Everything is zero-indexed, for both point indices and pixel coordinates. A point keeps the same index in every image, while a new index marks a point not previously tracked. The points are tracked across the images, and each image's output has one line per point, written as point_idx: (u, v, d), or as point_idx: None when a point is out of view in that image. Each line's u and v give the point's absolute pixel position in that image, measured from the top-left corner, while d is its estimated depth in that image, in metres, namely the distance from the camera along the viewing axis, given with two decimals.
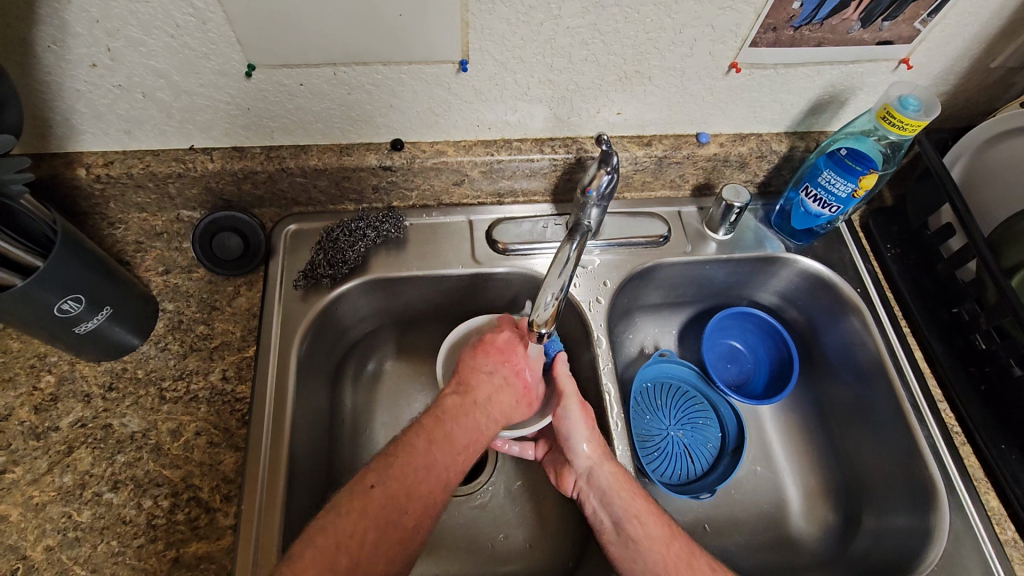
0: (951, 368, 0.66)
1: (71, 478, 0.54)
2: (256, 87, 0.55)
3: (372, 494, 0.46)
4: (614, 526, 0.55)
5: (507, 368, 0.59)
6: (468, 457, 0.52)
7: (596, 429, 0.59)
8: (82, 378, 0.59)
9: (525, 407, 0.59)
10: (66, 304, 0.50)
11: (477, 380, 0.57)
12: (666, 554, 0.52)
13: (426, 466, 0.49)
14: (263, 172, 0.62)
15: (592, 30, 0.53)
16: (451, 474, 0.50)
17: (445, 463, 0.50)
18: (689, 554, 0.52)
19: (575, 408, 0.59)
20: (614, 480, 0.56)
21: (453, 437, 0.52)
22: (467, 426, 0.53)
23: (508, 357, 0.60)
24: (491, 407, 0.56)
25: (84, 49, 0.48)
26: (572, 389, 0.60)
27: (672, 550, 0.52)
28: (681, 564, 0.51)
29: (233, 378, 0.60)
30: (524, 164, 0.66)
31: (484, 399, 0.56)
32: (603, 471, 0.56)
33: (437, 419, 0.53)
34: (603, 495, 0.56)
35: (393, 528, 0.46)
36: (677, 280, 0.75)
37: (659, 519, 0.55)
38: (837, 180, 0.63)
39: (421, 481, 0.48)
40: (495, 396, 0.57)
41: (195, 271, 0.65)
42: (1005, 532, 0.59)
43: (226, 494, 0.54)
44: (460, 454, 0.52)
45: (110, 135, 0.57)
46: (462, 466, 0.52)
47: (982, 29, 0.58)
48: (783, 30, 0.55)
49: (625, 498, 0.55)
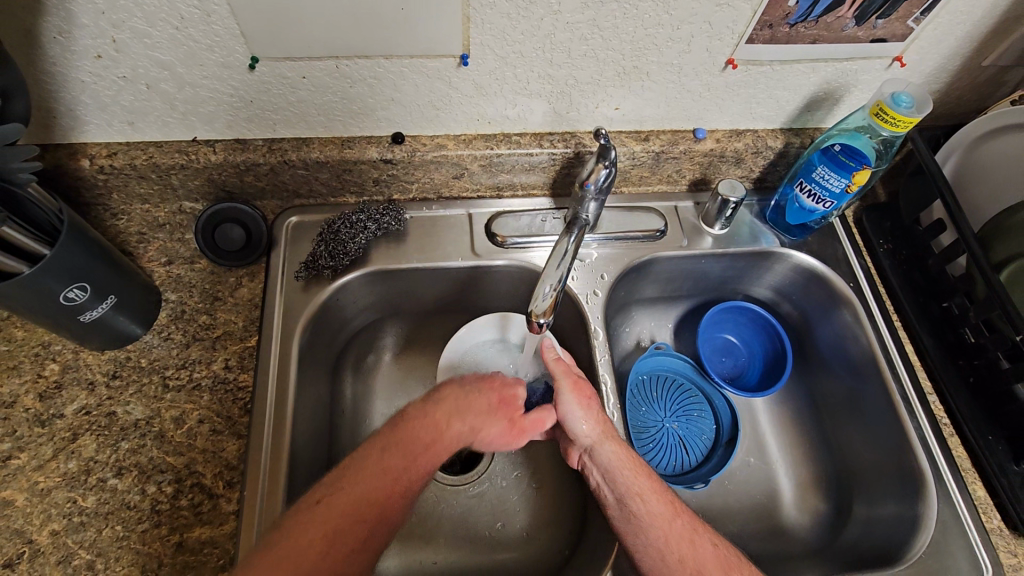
0: (940, 360, 0.67)
1: (75, 464, 0.55)
2: (259, 80, 0.55)
3: (318, 509, 0.47)
4: (617, 501, 0.56)
5: (482, 381, 0.58)
6: (429, 462, 0.52)
7: (593, 407, 0.59)
8: (86, 366, 0.59)
9: (499, 422, 0.56)
10: (71, 292, 0.51)
11: (449, 389, 0.56)
12: (667, 531, 0.53)
13: (382, 471, 0.49)
14: (266, 164, 0.62)
15: (591, 25, 0.54)
16: (407, 476, 0.50)
17: (401, 465, 0.50)
18: (691, 531, 0.53)
19: (568, 390, 0.60)
20: (616, 458, 0.57)
21: (412, 436, 0.52)
22: (427, 434, 0.53)
23: (488, 375, 0.59)
24: (456, 414, 0.55)
25: (90, 40, 0.49)
26: (564, 373, 0.61)
27: (674, 528, 0.53)
28: (682, 540, 0.52)
29: (235, 367, 0.61)
30: (524, 157, 0.66)
31: (449, 407, 0.55)
32: (604, 449, 0.57)
33: (398, 424, 0.53)
34: (606, 472, 0.57)
35: (345, 532, 0.46)
36: (673, 274, 0.76)
37: (662, 496, 0.55)
38: (831, 176, 0.64)
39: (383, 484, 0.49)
40: (460, 406, 0.55)
41: (197, 261, 0.66)
42: (991, 521, 0.60)
43: (229, 481, 0.55)
44: (421, 459, 0.51)
45: (114, 126, 0.58)
46: (424, 465, 0.51)
47: (974, 28, 0.59)
48: (779, 27, 0.56)
49: (628, 475, 0.56)
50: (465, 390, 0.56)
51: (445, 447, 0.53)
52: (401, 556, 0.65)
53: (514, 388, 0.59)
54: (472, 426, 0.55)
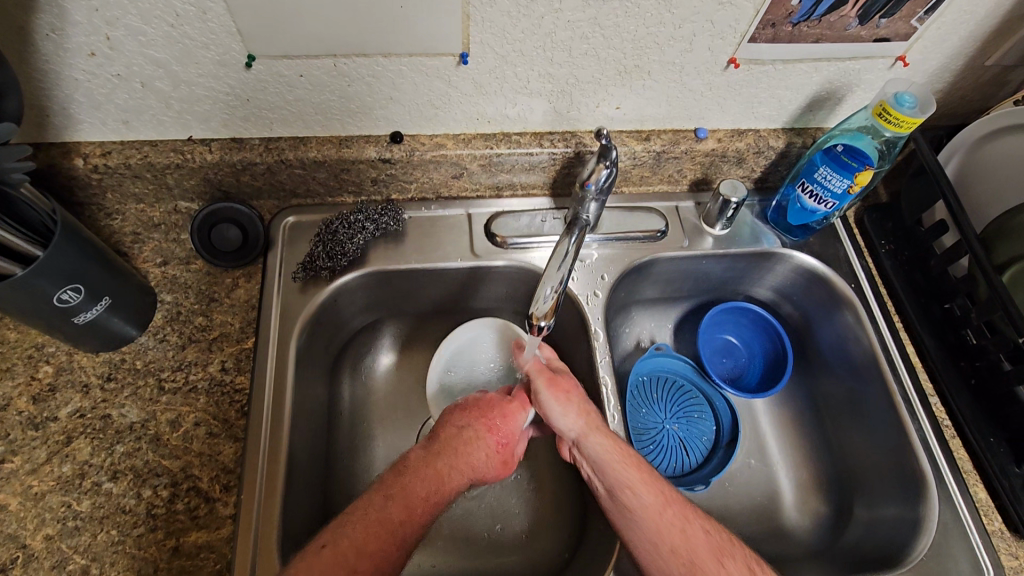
0: (942, 362, 0.67)
1: (70, 468, 0.54)
2: (256, 78, 0.54)
3: (322, 554, 0.47)
4: (608, 493, 0.56)
5: (477, 420, 0.58)
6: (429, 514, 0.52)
7: (573, 401, 0.59)
8: (80, 368, 0.59)
9: (487, 453, 0.57)
10: (66, 294, 0.50)
11: (444, 433, 0.56)
12: (659, 522, 0.53)
13: (380, 523, 0.49)
14: (263, 163, 0.62)
15: (593, 24, 0.53)
16: (405, 528, 0.50)
17: (400, 516, 0.50)
18: (682, 520, 0.53)
19: (547, 389, 0.60)
20: (603, 450, 0.56)
21: (410, 488, 0.52)
22: (425, 488, 0.52)
23: (485, 409, 0.59)
24: (453, 459, 0.55)
25: (83, 38, 0.48)
26: (539, 372, 0.61)
27: (665, 518, 0.53)
28: (675, 530, 0.52)
29: (232, 369, 0.60)
30: (524, 157, 0.66)
31: (447, 454, 0.55)
32: (591, 441, 0.56)
33: (397, 473, 0.53)
34: (595, 465, 0.56)
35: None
36: (674, 275, 0.76)
37: (652, 486, 0.55)
38: (833, 176, 0.63)
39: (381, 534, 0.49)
40: (459, 449, 0.55)
41: (193, 262, 0.65)
42: (992, 523, 0.60)
43: (226, 484, 0.55)
44: (422, 509, 0.51)
45: (109, 125, 0.57)
46: (422, 520, 0.51)
47: (977, 27, 0.58)
48: (782, 26, 0.55)
49: (617, 467, 0.55)
50: (457, 432, 0.57)
51: (447, 493, 0.53)
52: None
53: (509, 419, 0.60)
54: (467, 469, 0.55)
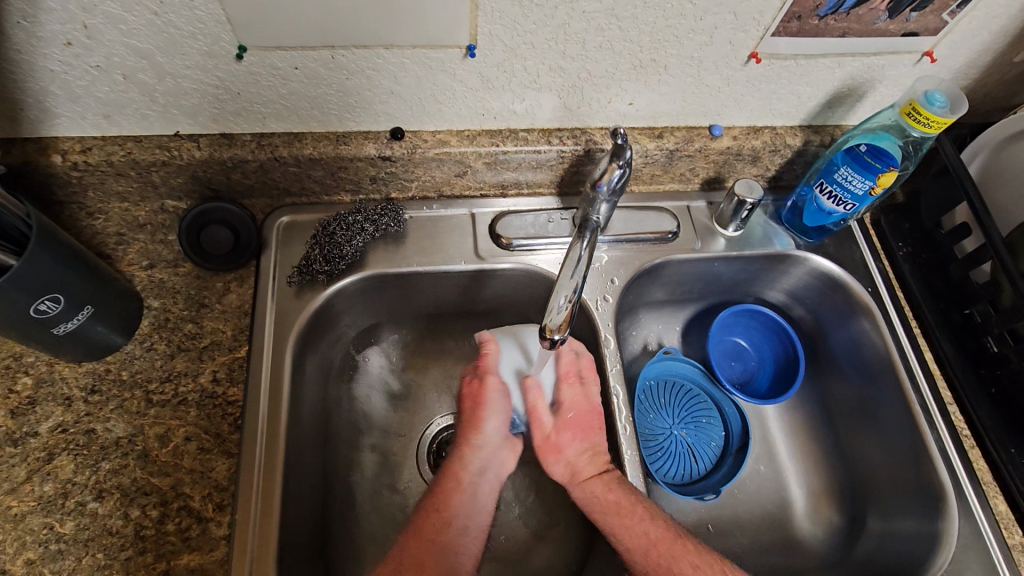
0: (961, 368, 0.65)
1: (52, 487, 0.51)
2: (247, 70, 0.51)
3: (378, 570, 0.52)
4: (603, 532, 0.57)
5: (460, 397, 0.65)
6: (453, 510, 0.56)
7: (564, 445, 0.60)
8: (62, 380, 0.55)
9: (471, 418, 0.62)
10: (43, 304, 0.46)
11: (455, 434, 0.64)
12: (645, 562, 0.53)
13: (416, 537, 0.54)
14: (254, 161, 0.58)
15: (609, 15, 0.50)
16: (422, 526, 0.55)
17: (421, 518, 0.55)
18: (669, 559, 0.53)
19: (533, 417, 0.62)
20: (586, 499, 0.57)
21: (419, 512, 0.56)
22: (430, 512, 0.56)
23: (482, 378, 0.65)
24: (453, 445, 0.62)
25: (59, 26, 0.44)
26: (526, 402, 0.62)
27: (650, 558, 0.53)
28: (660, 569, 0.53)
29: (224, 380, 0.57)
30: (531, 155, 0.62)
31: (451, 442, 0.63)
32: (574, 491, 0.58)
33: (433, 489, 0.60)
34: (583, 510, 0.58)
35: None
36: (684, 277, 0.73)
37: (639, 527, 0.54)
38: (855, 177, 0.61)
39: (410, 541, 0.54)
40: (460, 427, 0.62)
41: (181, 265, 0.61)
42: (1013, 536, 0.58)
43: (219, 503, 0.52)
44: (444, 509, 0.56)
45: (88, 120, 0.53)
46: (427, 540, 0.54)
47: (1010, 22, 0.55)
48: (808, 19, 0.52)
49: (599, 516, 0.56)
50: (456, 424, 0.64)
51: (462, 480, 0.58)
52: None
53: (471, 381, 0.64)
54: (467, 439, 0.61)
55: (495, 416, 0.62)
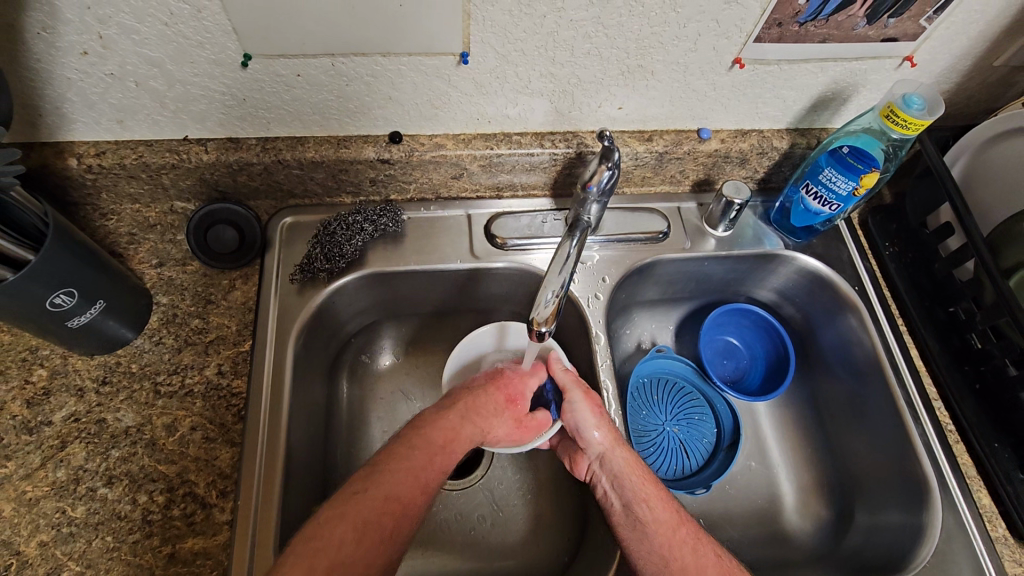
0: (946, 366, 0.66)
1: (65, 473, 0.53)
2: (252, 77, 0.53)
3: (355, 499, 0.46)
4: (623, 508, 0.55)
5: (490, 384, 0.58)
6: (416, 463, 0.49)
7: (606, 415, 0.58)
8: (75, 372, 0.58)
9: (503, 419, 0.56)
10: (58, 298, 0.49)
11: (460, 394, 0.56)
12: (672, 539, 0.52)
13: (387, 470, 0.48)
14: (260, 163, 0.61)
15: (596, 23, 0.52)
16: (428, 473, 0.49)
17: (422, 464, 0.49)
18: (695, 539, 0.53)
19: (580, 398, 0.58)
20: (626, 465, 0.56)
21: (387, 458, 0.49)
22: (395, 472, 0.48)
23: (497, 375, 0.59)
24: (470, 416, 0.55)
25: (76, 36, 0.47)
26: (576, 383, 0.59)
27: (679, 535, 0.53)
28: (686, 549, 0.52)
29: (229, 372, 0.59)
30: (523, 157, 0.65)
31: (463, 408, 0.55)
32: (615, 457, 0.56)
33: (415, 427, 0.52)
34: (615, 479, 0.56)
35: (373, 530, 0.45)
36: (676, 276, 0.75)
37: (669, 504, 0.55)
38: (838, 178, 0.63)
39: (406, 485, 0.48)
40: (470, 407, 0.55)
41: (189, 264, 0.64)
42: (996, 529, 0.60)
43: (223, 490, 0.54)
44: (411, 446, 0.50)
45: (102, 125, 0.56)
46: (393, 479, 0.47)
47: (988, 27, 0.57)
48: (788, 26, 0.54)
49: (635, 483, 0.55)
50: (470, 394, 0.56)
51: (433, 440, 0.51)
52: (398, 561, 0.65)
53: (523, 385, 0.59)
54: (482, 427, 0.55)
55: (505, 426, 0.56)
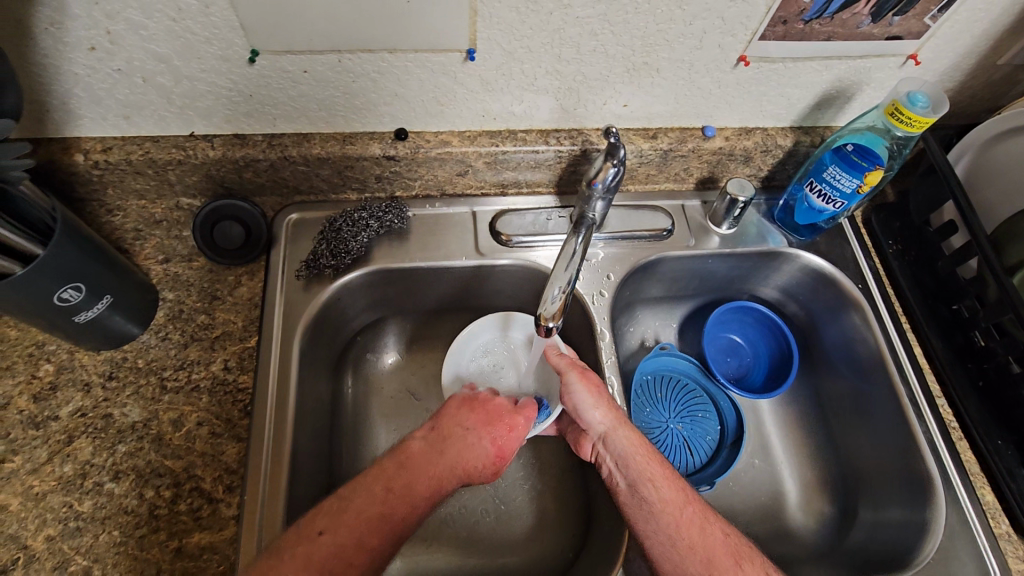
0: (950, 363, 0.66)
1: (71, 468, 0.53)
2: (259, 73, 0.54)
3: (319, 540, 0.45)
4: (629, 487, 0.55)
5: (485, 429, 0.54)
6: (394, 511, 0.48)
7: (604, 394, 0.58)
8: (82, 367, 0.58)
9: (487, 468, 0.53)
10: (66, 292, 0.49)
11: (452, 431, 0.53)
12: (678, 518, 0.52)
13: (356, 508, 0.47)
14: (266, 160, 0.61)
15: (602, 21, 0.52)
16: (405, 525, 0.48)
17: (400, 514, 0.48)
18: (701, 518, 0.53)
19: (577, 379, 0.58)
20: (629, 444, 0.56)
21: (360, 496, 0.48)
22: (367, 511, 0.47)
23: (494, 417, 0.55)
24: (458, 461, 0.52)
25: (84, 32, 0.47)
26: (571, 364, 0.59)
27: (685, 515, 0.53)
28: (693, 528, 0.52)
29: (235, 368, 0.60)
30: (529, 154, 0.65)
31: (453, 454, 0.52)
32: (618, 436, 0.56)
33: (398, 466, 0.50)
34: (619, 459, 0.56)
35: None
36: (680, 274, 0.75)
37: (674, 482, 0.55)
38: (843, 176, 0.63)
39: (378, 530, 0.47)
40: (459, 452, 0.52)
41: (195, 260, 0.65)
42: (999, 526, 0.60)
43: (229, 485, 0.54)
44: (390, 490, 0.49)
45: (109, 120, 0.56)
46: (364, 521, 0.47)
47: (992, 26, 0.57)
48: (794, 23, 0.54)
49: (640, 461, 0.55)
50: (462, 435, 0.53)
51: (416, 489, 0.49)
52: (403, 557, 0.65)
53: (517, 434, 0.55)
54: (467, 474, 0.52)
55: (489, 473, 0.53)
